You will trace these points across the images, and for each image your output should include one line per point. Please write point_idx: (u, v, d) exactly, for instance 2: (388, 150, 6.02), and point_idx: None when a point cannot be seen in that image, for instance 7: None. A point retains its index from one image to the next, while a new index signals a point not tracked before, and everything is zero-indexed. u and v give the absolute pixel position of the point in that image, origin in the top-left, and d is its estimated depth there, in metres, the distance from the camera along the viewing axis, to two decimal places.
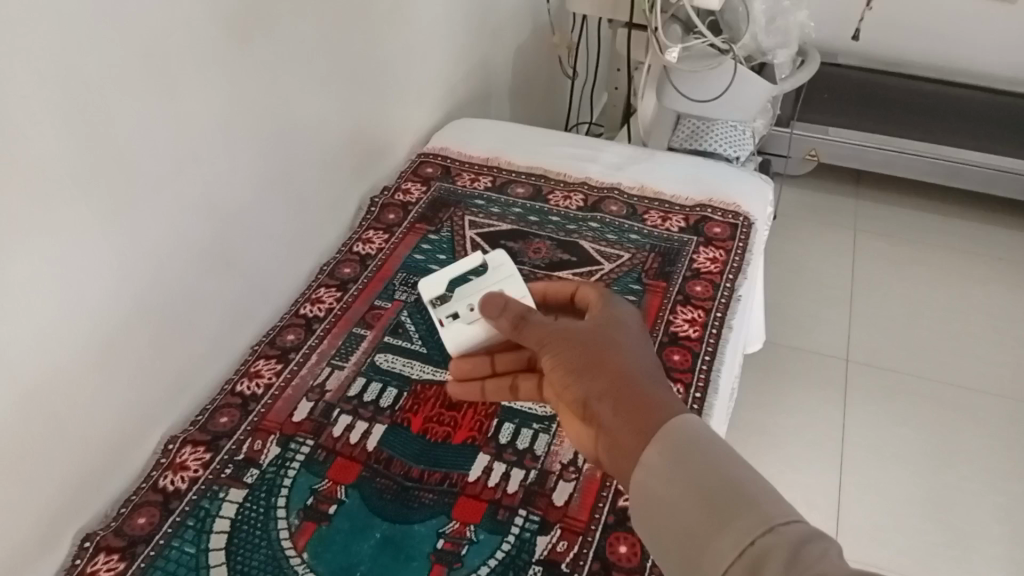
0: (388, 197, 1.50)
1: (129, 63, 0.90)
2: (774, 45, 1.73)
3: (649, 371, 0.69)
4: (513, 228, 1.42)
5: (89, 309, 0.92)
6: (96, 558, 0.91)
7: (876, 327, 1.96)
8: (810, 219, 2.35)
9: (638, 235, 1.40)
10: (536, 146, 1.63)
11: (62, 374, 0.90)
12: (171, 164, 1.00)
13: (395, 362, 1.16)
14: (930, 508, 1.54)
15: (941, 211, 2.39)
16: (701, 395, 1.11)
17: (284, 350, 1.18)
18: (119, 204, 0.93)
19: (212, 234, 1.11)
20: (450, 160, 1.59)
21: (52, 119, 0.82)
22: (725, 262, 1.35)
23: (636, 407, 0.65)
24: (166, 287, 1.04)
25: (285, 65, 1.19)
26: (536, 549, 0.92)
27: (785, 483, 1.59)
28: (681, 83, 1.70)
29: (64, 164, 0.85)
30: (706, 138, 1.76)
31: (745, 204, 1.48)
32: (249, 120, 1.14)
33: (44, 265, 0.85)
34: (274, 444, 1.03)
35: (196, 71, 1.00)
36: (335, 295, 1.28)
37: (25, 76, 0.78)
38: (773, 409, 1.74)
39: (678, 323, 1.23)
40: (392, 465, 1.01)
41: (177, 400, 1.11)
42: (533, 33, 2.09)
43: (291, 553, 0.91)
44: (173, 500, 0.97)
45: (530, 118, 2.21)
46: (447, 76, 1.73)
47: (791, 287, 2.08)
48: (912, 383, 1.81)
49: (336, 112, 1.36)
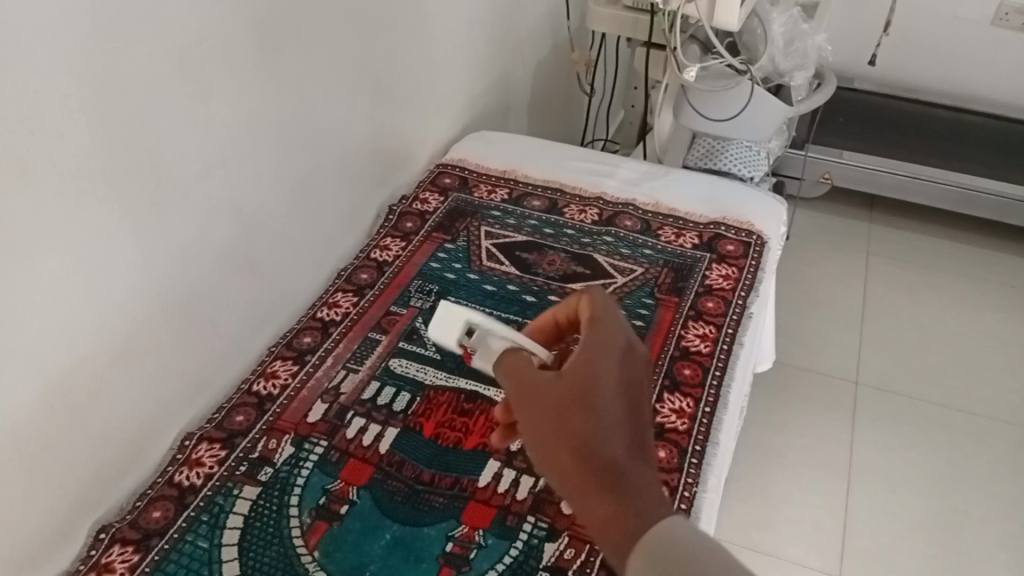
0: (407, 205, 1.52)
1: (164, 69, 0.93)
2: (791, 67, 1.72)
3: (614, 427, 0.63)
4: (529, 239, 1.44)
5: (114, 306, 0.94)
6: (111, 550, 0.93)
7: (887, 350, 1.97)
8: (823, 241, 2.35)
9: (652, 250, 1.42)
10: (555, 159, 1.65)
11: (87, 365, 0.92)
12: (200, 166, 1.03)
13: (410, 367, 1.17)
14: (934, 532, 1.54)
15: (952, 236, 2.40)
16: (711, 409, 1.12)
17: (300, 352, 1.20)
18: (145, 205, 0.95)
19: (235, 235, 1.14)
20: (468, 172, 1.62)
21: (87, 117, 0.85)
22: (738, 279, 1.36)
23: (610, 490, 0.60)
24: (190, 285, 1.07)
25: (315, 72, 1.22)
26: (544, 555, 0.93)
27: (792, 502, 1.59)
28: (697, 101, 1.72)
29: (100, 161, 0.88)
30: (719, 158, 1.75)
31: (760, 223, 1.49)
32: (277, 126, 1.17)
33: (75, 263, 0.87)
34: (288, 443, 1.05)
35: (228, 76, 1.03)
36: (352, 300, 1.30)
37: (65, 77, 0.81)
38: (782, 429, 1.74)
39: (688, 338, 1.24)
40: (404, 468, 1.03)
41: (196, 398, 1.13)
42: (553, 49, 2.12)
43: (302, 551, 0.92)
44: (188, 495, 0.99)
45: (547, 133, 2.24)
46: (468, 91, 1.76)
47: (802, 309, 2.08)
48: (920, 407, 1.81)
49: (360, 122, 1.39)
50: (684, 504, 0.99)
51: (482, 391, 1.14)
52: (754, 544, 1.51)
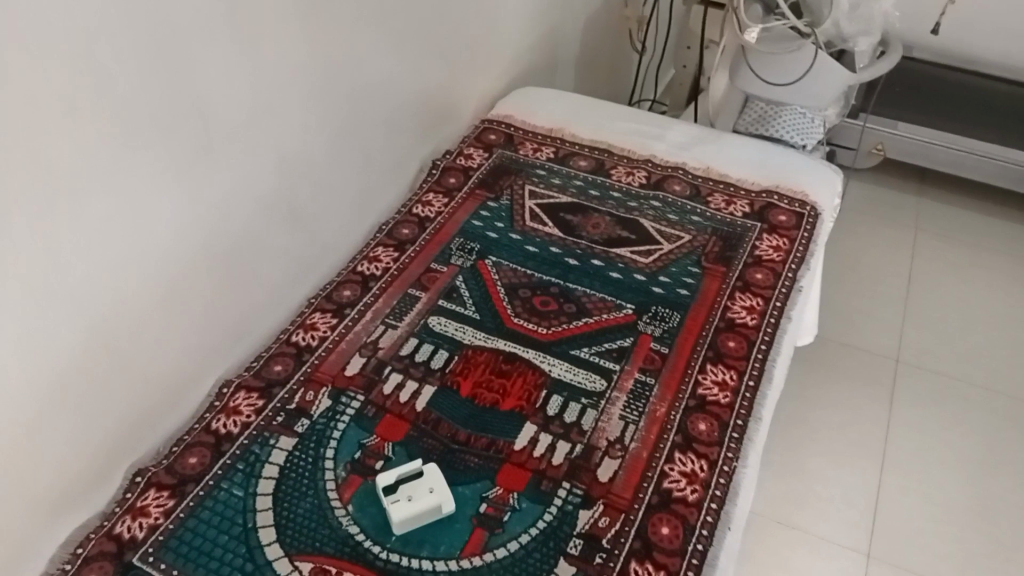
0: (450, 160, 1.50)
1: (214, 8, 0.91)
2: (857, 32, 1.64)
3: None
4: (573, 201, 1.41)
5: (158, 250, 0.94)
6: (147, 494, 0.93)
7: (931, 330, 1.89)
8: (871, 214, 2.27)
9: (700, 217, 1.38)
10: (604, 118, 1.61)
11: (128, 309, 0.92)
12: (247, 113, 1.01)
13: (449, 326, 1.16)
14: (972, 517, 1.48)
15: (1007, 216, 2.28)
16: (755, 384, 1.10)
17: (340, 305, 1.19)
18: (191, 151, 0.94)
19: (279, 184, 1.12)
20: (514, 129, 1.58)
21: (137, 58, 0.83)
22: (789, 251, 1.32)
23: None
24: (234, 233, 1.06)
25: (362, 19, 1.18)
26: (578, 522, 0.92)
27: (824, 479, 1.54)
28: (755, 63, 1.67)
29: (150, 104, 0.86)
30: (773, 125, 1.69)
31: (814, 194, 1.44)
32: (324, 75, 1.14)
33: (120, 206, 0.87)
34: (325, 396, 1.05)
35: (277, 19, 1.01)
36: (392, 255, 1.28)
37: (116, 14, 0.79)
38: (818, 403, 1.69)
39: (735, 310, 1.21)
40: (440, 426, 1.02)
41: (235, 345, 1.13)
42: (605, 5, 2.05)
43: (336, 504, 0.92)
44: (224, 443, 0.99)
45: (593, 90, 2.18)
46: (517, 44, 1.71)
47: (846, 283, 2.02)
48: (963, 389, 1.74)
49: (407, 73, 1.36)
50: (723, 478, 0.97)
51: (520, 353, 1.12)
52: (782, 518, 1.47)
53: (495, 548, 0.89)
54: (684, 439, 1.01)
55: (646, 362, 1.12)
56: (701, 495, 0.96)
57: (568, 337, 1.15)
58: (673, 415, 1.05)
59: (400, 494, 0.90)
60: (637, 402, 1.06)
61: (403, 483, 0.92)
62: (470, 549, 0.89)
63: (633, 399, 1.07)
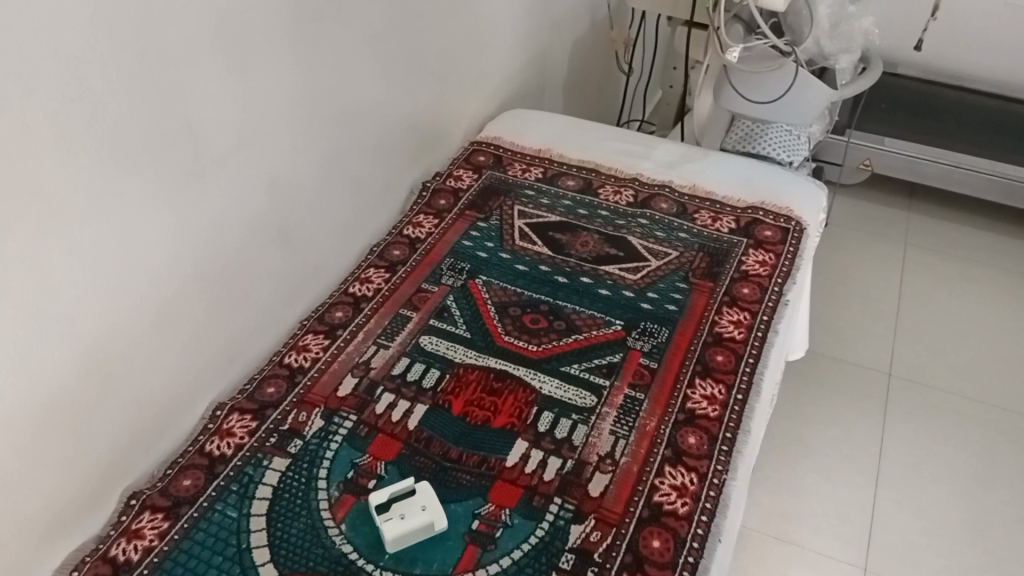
0: (440, 182, 1.51)
1: (201, 35, 0.93)
2: (837, 50, 1.68)
3: None
4: (562, 220, 1.43)
5: (149, 272, 0.95)
6: (142, 516, 0.94)
7: (922, 344, 1.90)
8: (861, 229, 2.29)
9: (687, 234, 1.40)
10: (591, 139, 1.63)
11: (119, 332, 0.93)
12: (236, 138, 1.03)
13: (439, 345, 1.17)
14: (968, 529, 1.48)
15: (995, 229, 2.30)
16: (743, 397, 1.11)
17: (331, 326, 1.20)
18: (180, 175, 0.96)
19: (268, 206, 1.14)
20: (503, 150, 1.60)
21: (127, 83, 0.85)
22: (774, 265, 1.34)
23: None
24: (225, 255, 1.07)
25: (350, 45, 1.21)
26: (570, 537, 0.92)
27: (818, 494, 1.54)
28: (738, 82, 1.69)
29: (139, 129, 0.88)
30: (759, 142, 1.72)
31: (799, 209, 1.45)
32: (314, 101, 1.16)
33: (111, 230, 0.88)
34: (318, 417, 1.06)
35: (264, 46, 1.03)
36: (383, 276, 1.29)
37: (105, 43, 0.81)
38: (811, 418, 1.70)
39: (722, 324, 1.22)
40: (432, 445, 1.03)
41: (227, 367, 1.14)
42: (591, 28, 2.08)
43: (330, 523, 0.93)
44: (218, 465, 0.99)
45: (582, 113, 2.21)
46: (505, 68, 1.74)
47: (837, 298, 2.04)
48: (955, 401, 1.75)
49: (396, 97, 1.38)
50: (713, 491, 0.98)
51: (511, 370, 1.13)
52: (778, 533, 1.47)
53: (488, 564, 0.89)
54: (674, 453, 1.02)
55: (635, 377, 1.13)
56: (691, 508, 0.96)
57: (558, 354, 1.16)
58: (663, 429, 1.06)
59: (393, 512, 0.91)
60: (626, 417, 1.07)
61: (396, 502, 0.93)
62: (463, 565, 0.89)
63: (623, 414, 1.08)
